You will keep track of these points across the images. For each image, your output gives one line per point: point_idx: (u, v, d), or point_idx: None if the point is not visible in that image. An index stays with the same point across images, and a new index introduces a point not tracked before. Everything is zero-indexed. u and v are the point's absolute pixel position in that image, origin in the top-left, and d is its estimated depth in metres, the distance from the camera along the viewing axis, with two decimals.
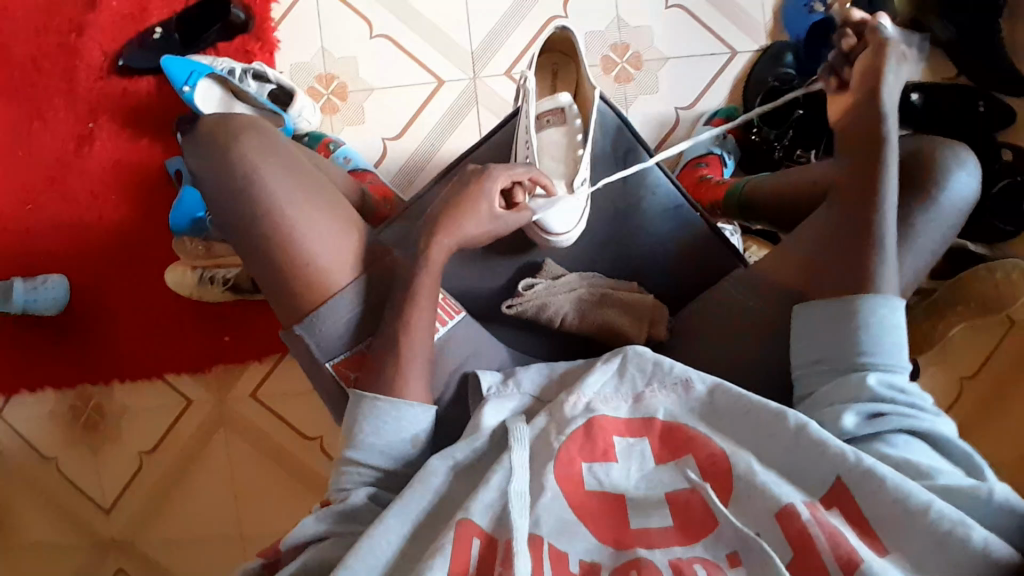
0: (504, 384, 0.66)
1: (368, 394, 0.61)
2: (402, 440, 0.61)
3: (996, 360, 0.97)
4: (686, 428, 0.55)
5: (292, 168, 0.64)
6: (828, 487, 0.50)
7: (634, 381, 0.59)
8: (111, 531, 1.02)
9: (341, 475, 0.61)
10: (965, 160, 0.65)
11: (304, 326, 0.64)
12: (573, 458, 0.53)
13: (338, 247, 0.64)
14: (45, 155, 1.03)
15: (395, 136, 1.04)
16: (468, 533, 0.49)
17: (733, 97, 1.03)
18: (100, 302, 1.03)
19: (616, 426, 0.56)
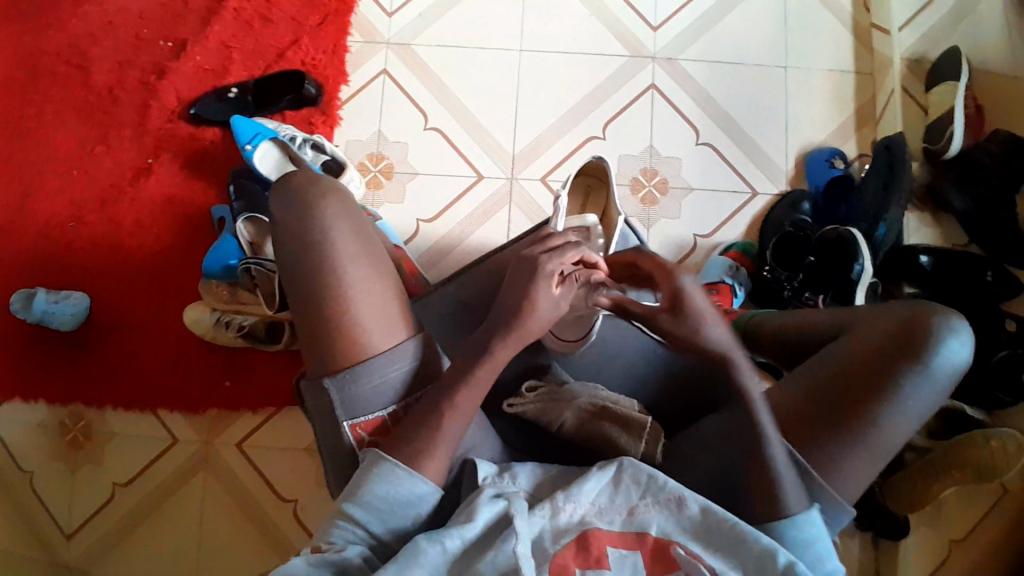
0: (501, 476, 0.67)
1: (389, 458, 0.64)
2: (405, 510, 0.64)
3: (982, 527, 0.98)
4: (676, 547, 0.61)
5: (356, 226, 0.70)
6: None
7: (628, 494, 0.64)
8: (64, 560, 0.99)
9: (335, 528, 0.63)
10: (958, 329, 0.69)
11: (336, 380, 0.67)
12: (567, 563, 0.59)
13: (388, 316, 0.69)
14: (101, 179, 1.09)
15: (429, 219, 1.10)
16: None
17: (749, 233, 1.09)
18: (114, 325, 1.05)
19: (609, 537, 0.61)
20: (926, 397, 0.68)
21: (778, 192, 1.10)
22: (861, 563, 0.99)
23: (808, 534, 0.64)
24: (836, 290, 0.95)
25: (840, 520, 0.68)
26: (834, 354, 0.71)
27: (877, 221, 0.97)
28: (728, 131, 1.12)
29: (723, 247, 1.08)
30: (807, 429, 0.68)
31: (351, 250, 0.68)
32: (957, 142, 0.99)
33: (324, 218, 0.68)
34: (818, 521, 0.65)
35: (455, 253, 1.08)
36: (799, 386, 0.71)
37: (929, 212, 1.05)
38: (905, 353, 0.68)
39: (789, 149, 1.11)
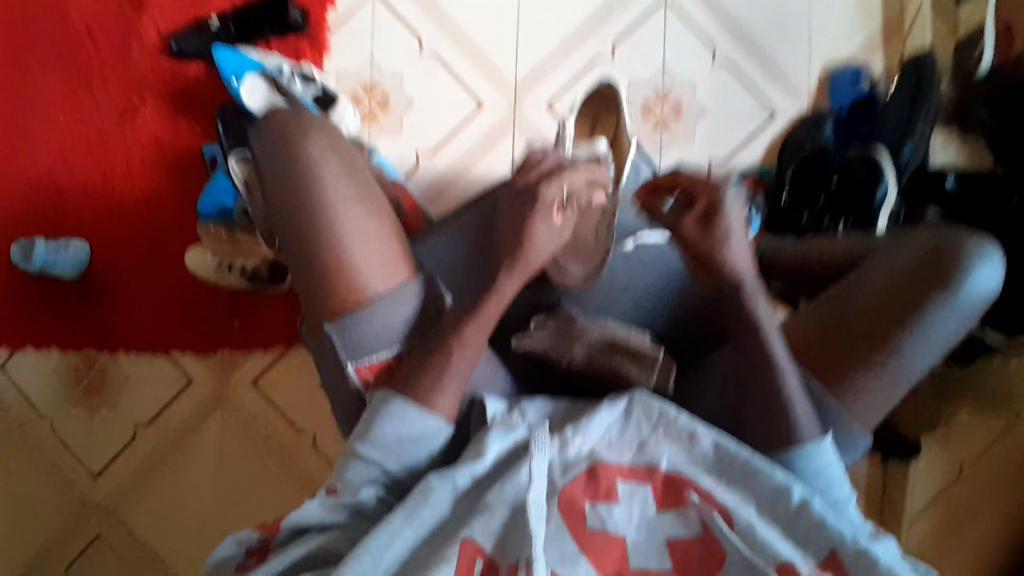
0: (509, 414, 0.65)
1: (400, 395, 0.63)
2: (418, 447, 0.63)
3: (994, 449, 0.99)
4: (686, 479, 0.61)
5: (350, 168, 0.67)
6: (821, 555, 0.58)
7: (638, 429, 0.64)
8: (95, 497, 1.02)
9: (349, 468, 0.62)
10: (988, 254, 0.66)
11: (336, 326, 0.64)
12: (578, 495, 0.59)
13: (383, 257, 0.66)
14: (85, 119, 1.04)
15: (429, 150, 1.05)
16: (470, 551, 0.55)
17: (768, 156, 1.04)
18: (118, 271, 1.04)
19: (619, 471, 0.61)
20: (952, 326, 0.66)
21: (799, 109, 1.04)
22: (868, 482, 1.01)
23: (813, 464, 0.63)
24: (856, 215, 0.90)
25: (853, 449, 0.67)
26: (857, 286, 0.69)
27: (904, 139, 0.91)
28: (747, 48, 1.04)
29: (739, 172, 1.03)
30: (819, 361, 0.67)
31: (344, 193, 0.65)
32: (987, 60, 0.92)
33: (311, 152, 0.65)
34: (827, 452, 0.64)
35: (457, 187, 1.05)
36: (814, 315, 0.70)
37: (956, 132, 1.01)
38: (928, 281, 0.65)
39: (811, 68, 1.05)
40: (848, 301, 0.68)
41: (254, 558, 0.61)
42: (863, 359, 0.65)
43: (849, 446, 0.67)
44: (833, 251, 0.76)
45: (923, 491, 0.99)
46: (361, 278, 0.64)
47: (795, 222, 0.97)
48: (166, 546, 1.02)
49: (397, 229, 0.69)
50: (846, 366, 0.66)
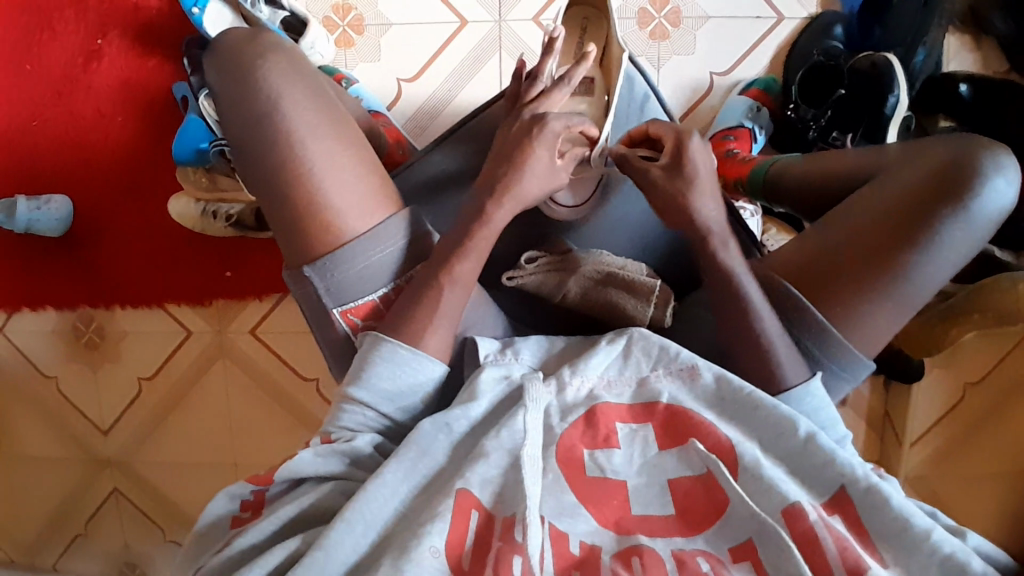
0: (502, 353, 0.65)
1: (389, 338, 0.60)
2: (413, 391, 0.60)
3: (1002, 369, 0.97)
4: (690, 413, 0.58)
5: (313, 94, 0.62)
6: (829, 493, 0.55)
7: (638, 366, 0.62)
8: (108, 451, 1.05)
9: (343, 413, 0.59)
10: (1005, 166, 0.61)
11: (316, 268, 0.62)
12: (575, 443, 0.57)
13: (358, 189, 0.62)
14: (48, 66, 0.99)
15: (410, 78, 0.99)
16: (466, 504, 0.52)
17: (774, 67, 0.96)
18: (102, 226, 1.01)
19: (618, 412, 0.59)
20: (964, 245, 0.62)
21: (808, 15, 0.95)
22: (871, 406, 0.99)
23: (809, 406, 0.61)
24: (865, 127, 0.85)
25: (858, 374, 0.65)
26: (866, 203, 0.64)
27: (916, 45, 0.85)
28: None
29: (743, 85, 0.96)
30: (825, 290, 0.63)
31: (308, 125, 0.61)
32: None
33: (269, 78, 0.61)
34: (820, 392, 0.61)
35: (443, 116, 0.99)
36: (821, 241, 0.65)
37: (970, 37, 0.90)
38: (942, 200, 0.61)
39: None
40: (859, 226, 0.63)
41: (249, 510, 0.56)
42: (869, 282, 0.62)
43: (852, 372, 0.64)
44: (839, 167, 0.72)
45: (925, 413, 0.98)
46: (339, 222, 0.61)
47: (801, 137, 0.92)
48: (183, 494, 1.05)
49: (376, 162, 0.65)
50: (851, 291, 0.62)
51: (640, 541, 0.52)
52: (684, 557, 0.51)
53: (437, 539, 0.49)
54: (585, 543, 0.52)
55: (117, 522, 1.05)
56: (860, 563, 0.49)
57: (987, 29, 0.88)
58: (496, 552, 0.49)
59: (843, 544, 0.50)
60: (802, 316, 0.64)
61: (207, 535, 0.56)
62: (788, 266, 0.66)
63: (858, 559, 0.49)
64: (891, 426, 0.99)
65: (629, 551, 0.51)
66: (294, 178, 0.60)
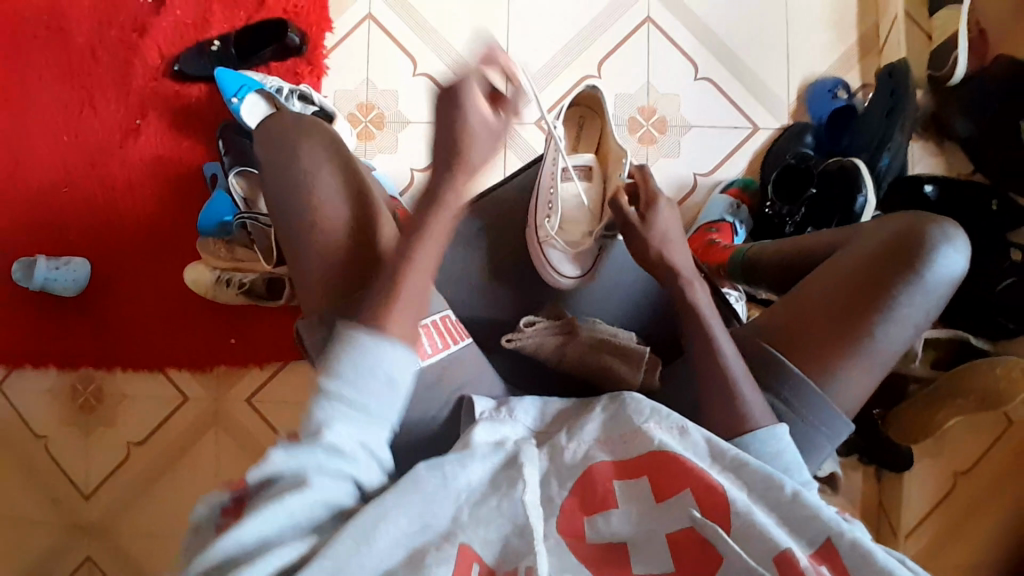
0: (497, 410, 0.63)
1: (364, 332, 0.53)
2: (384, 381, 0.52)
3: (988, 459, 0.98)
4: (676, 458, 0.54)
5: (343, 168, 0.69)
6: (816, 543, 0.50)
7: (629, 420, 0.58)
8: (87, 519, 1.02)
9: (316, 408, 0.51)
10: (953, 238, 0.68)
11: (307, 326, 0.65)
12: (574, 509, 0.53)
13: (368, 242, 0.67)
14: (92, 143, 1.08)
15: (423, 167, 1.09)
16: (467, 556, 0.48)
17: (751, 170, 1.07)
18: (117, 289, 1.06)
19: (611, 470, 0.55)
20: (922, 308, 0.67)
21: (780, 125, 1.07)
22: (865, 494, 1.00)
23: (771, 451, 0.61)
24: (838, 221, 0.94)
25: (840, 432, 0.68)
26: (831, 271, 0.70)
27: (880, 150, 0.95)
28: (727, 64, 1.08)
29: (724, 184, 1.06)
30: (799, 346, 0.68)
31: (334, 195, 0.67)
32: (961, 68, 0.94)
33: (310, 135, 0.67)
34: (785, 436, 0.61)
35: None
36: (794, 304, 0.70)
37: (933, 140, 1.03)
38: (898, 266, 0.67)
39: (790, 80, 1.07)
40: (826, 289, 0.68)
41: (231, 516, 0.48)
42: (837, 340, 0.66)
43: (835, 431, 0.67)
44: (808, 245, 0.78)
45: (919, 502, 0.98)
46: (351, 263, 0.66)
47: (779, 232, 1.01)
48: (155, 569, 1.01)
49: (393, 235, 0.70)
50: (821, 350, 0.67)
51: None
52: None
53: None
54: None
55: None
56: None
57: (949, 134, 1.01)
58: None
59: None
60: (779, 370, 0.67)
61: (191, 545, 0.48)
62: (764, 328, 0.70)
63: None
64: (885, 518, 0.99)
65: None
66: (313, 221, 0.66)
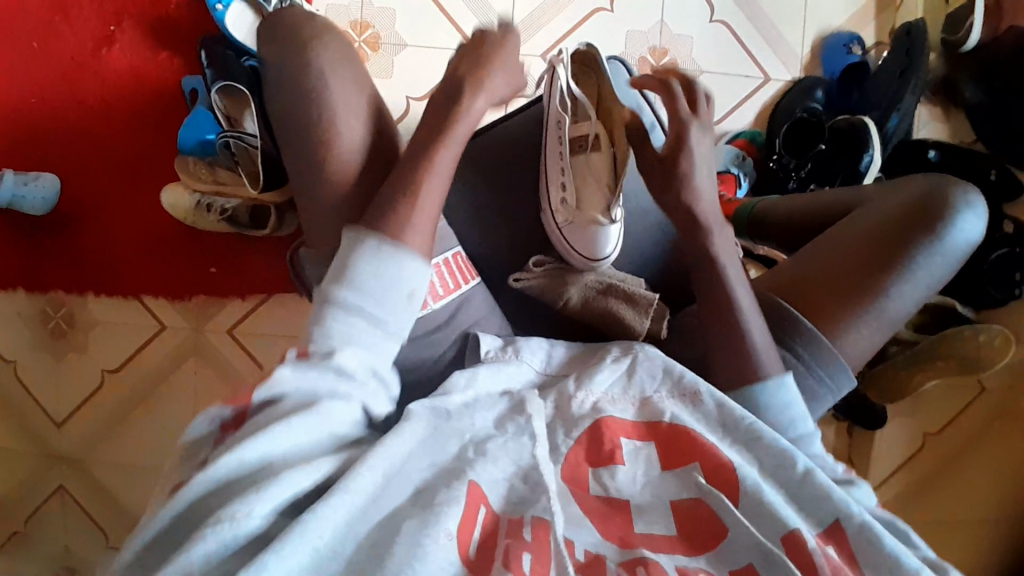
0: (504, 349, 0.62)
1: (375, 233, 0.52)
2: (400, 289, 0.51)
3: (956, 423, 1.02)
4: (691, 434, 0.53)
5: (358, 82, 0.64)
6: (822, 524, 0.50)
7: (643, 385, 0.58)
8: (60, 446, 0.99)
9: (327, 319, 0.50)
10: (975, 204, 0.69)
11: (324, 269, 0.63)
12: (579, 461, 0.52)
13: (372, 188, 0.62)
14: (58, 47, 0.99)
15: (420, 97, 1.03)
16: (475, 495, 0.45)
17: (758, 122, 1.05)
18: (89, 210, 0.99)
19: (623, 428, 0.54)
20: (937, 272, 0.67)
21: (792, 77, 1.04)
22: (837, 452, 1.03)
23: (780, 400, 0.60)
24: (843, 179, 0.92)
25: (841, 388, 0.67)
26: (845, 232, 0.70)
27: (890, 111, 0.92)
28: (744, 8, 1.04)
29: (730, 136, 1.03)
30: (810, 298, 0.67)
31: (346, 111, 0.62)
32: (976, 33, 0.92)
33: (321, 62, 0.62)
34: (791, 390, 0.61)
35: None
36: (810, 260, 0.69)
37: (939, 107, 0.99)
38: (917, 229, 0.67)
39: (806, 32, 1.04)
40: (843, 247, 0.68)
41: (231, 431, 0.46)
42: (852, 295, 0.66)
43: (838, 384, 0.66)
44: (819, 202, 0.78)
45: (888, 458, 1.02)
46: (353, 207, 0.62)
47: (782, 186, 1.00)
48: (133, 498, 0.99)
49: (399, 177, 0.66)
50: (836, 300, 0.66)
51: (647, 553, 0.45)
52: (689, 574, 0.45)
53: (451, 521, 0.42)
54: (590, 552, 0.45)
55: (59, 522, 0.98)
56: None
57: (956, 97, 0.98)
58: (504, 547, 0.43)
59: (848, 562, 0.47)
60: (795, 329, 0.66)
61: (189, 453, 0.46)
62: (779, 282, 0.70)
63: None
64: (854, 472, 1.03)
65: (635, 561, 0.44)
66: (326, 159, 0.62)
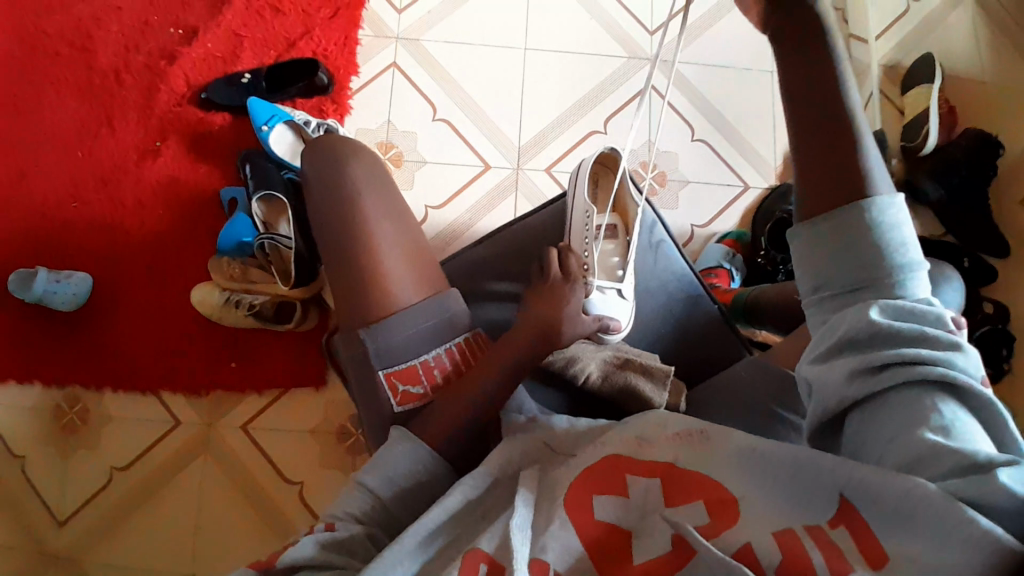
0: (529, 424, 0.72)
1: (413, 437, 0.70)
2: (405, 475, 0.69)
3: None
4: (697, 475, 0.57)
5: (386, 187, 0.79)
6: (833, 507, 0.49)
7: (645, 429, 0.63)
8: (59, 546, 0.95)
9: (351, 499, 0.68)
10: (951, 278, 0.77)
11: (370, 331, 0.73)
12: (585, 490, 0.59)
13: (410, 277, 0.76)
14: (107, 160, 1.09)
15: (438, 205, 1.13)
16: (474, 560, 0.56)
17: (742, 223, 1.16)
18: (113, 308, 1.03)
19: (630, 466, 0.59)
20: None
21: (768, 185, 1.17)
22: None
23: (888, 222, 0.51)
24: None
25: None
26: None
27: None
28: (721, 129, 1.19)
29: (718, 236, 1.14)
30: None
31: (377, 210, 0.77)
32: (932, 141, 1.05)
33: (351, 173, 0.77)
34: (899, 209, 0.52)
35: (463, 238, 1.12)
36: None
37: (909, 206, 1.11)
38: None
39: (777, 147, 1.18)
40: None
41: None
42: None
43: None
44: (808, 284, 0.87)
45: None
46: (394, 285, 0.75)
47: (771, 279, 1.07)
48: None
49: (438, 275, 0.80)
50: None
51: None
52: None
53: None
54: None
55: None
56: (843, 566, 0.45)
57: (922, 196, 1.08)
58: None
59: (830, 554, 0.46)
60: None
61: None
62: None
63: (842, 562, 0.45)
64: None
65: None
66: (383, 237, 0.76)
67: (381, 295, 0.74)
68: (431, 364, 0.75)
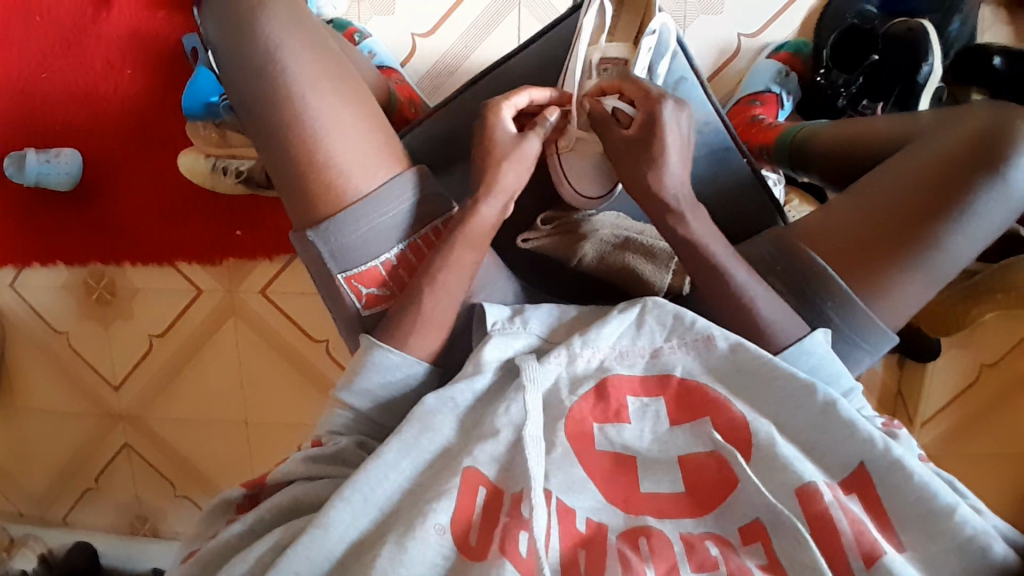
0: (511, 321, 0.61)
1: (380, 343, 0.58)
2: (388, 386, 0.58)
3: (1003, 365, 1.00)
4: (705, 390, 0.54)
5: (317, 45, 0.62)
6: (849, 473, 0.51)
7: (653, 335, 0.57)
8: (121, 406, 1.06)
9: (333, 417, 0.58)
10: None
11: (318, 232, 0.62)
12: (585, 416, 0.53)
13: (376, 151, 0.63)
14: (64, 21, 0.99)
15: (426, 33, 0.96)
16: (473, 480, 0.48)
17: (802, 30, 0.95)
18: (110, 182, 1.01)
19: (629, 385, 0.55)
20: (1000, 216, 0.60)
21: None
22: (885, 384, 1.02)
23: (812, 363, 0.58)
24: (896, 96, 0.81)
25: (880, 348, 0.63)
26: (902, 163, 0.62)
27: (953, 13, 0.83)
28: None
29: (771, 48, 0.94)
30: (852, 253, 0.62)
31: (308, 83, 0.60)
32: None
33: (268, 29, 0.60)
34: (817, 349, 0.58)
35: (459, 72, 0.97)
36: (864, 203, 0.62)
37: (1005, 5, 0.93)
38: (975, 169, 0.59)
39: None
40: (883, 194, 0.62)
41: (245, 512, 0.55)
42: (896, 242, 0.60)
43: (875, 345, 0.62)
44: (873, 130, 0.69)
45: (939, 395, 1.02)
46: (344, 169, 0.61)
47: (831, 105, 0.90)
48: (188, 447, 1.07)
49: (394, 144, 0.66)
50: (868, 262, 0.61)
51: (650, 521, 0.49)
52: (693, 540, 0.48)
53: (442, 516, 0.46)
54: (592, 520, 0.49)
55: (128, 476, 1.08)
56: (875, 547, 0.46)
57: None
58: None
59: (859, 529, 0.47)
60: (824, 285, 0.62)
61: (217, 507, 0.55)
62: (822, 239, 0.63)
63: (874, 544, 0.46)
64: (902, 406, 1.03)
65: (637, 530, 0.48)
66: (322, 117, 0.60)
67: (329, 186, 0.61)
68: (396, 262, 0.64)
